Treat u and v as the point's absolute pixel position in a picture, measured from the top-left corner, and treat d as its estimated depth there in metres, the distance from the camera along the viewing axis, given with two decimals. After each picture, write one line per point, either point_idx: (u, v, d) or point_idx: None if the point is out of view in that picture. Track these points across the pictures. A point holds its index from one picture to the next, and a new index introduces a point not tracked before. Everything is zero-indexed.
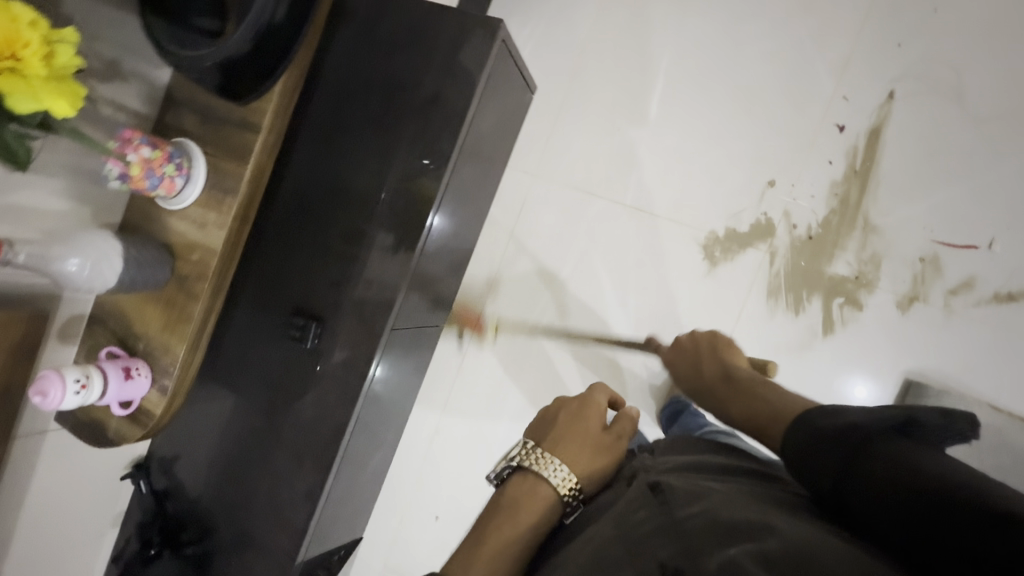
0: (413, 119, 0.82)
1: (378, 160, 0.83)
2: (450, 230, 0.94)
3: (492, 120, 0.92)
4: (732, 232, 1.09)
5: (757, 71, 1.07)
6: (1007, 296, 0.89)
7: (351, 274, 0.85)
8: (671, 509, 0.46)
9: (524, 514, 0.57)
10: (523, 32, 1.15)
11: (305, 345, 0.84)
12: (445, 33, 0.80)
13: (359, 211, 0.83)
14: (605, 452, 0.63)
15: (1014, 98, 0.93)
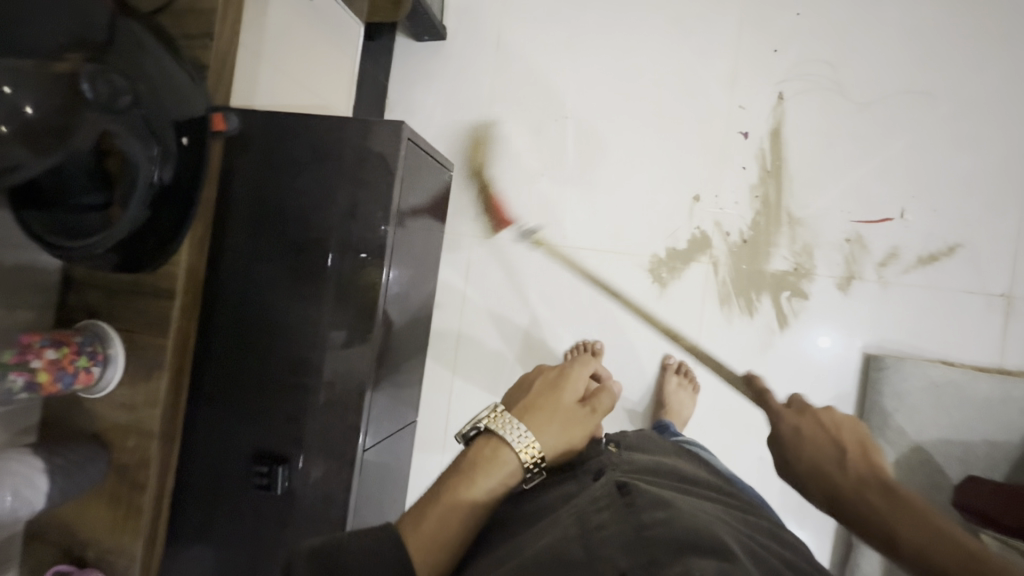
0: (336, 230, 0.74)
1: (314, 263, 0.74)
2: (406, 316, 0.85)
3: (423, 200, 0.85)
4: (673, 251, 1.08)
5: (656, 94, 1.10)
6: (930, 258, 0.97)
7: (308, 401, 0.74)
8: (637, 517, 0.43)
9: (480, 481, 0.49)
10: (428, 104, 1.21)
11: (275, 492, 0.73)
12: (352, 138, 0.74)
13: (303, 320, 0.74)
14: (576, 418, 0.56)
15: (889, 78, 1.00)
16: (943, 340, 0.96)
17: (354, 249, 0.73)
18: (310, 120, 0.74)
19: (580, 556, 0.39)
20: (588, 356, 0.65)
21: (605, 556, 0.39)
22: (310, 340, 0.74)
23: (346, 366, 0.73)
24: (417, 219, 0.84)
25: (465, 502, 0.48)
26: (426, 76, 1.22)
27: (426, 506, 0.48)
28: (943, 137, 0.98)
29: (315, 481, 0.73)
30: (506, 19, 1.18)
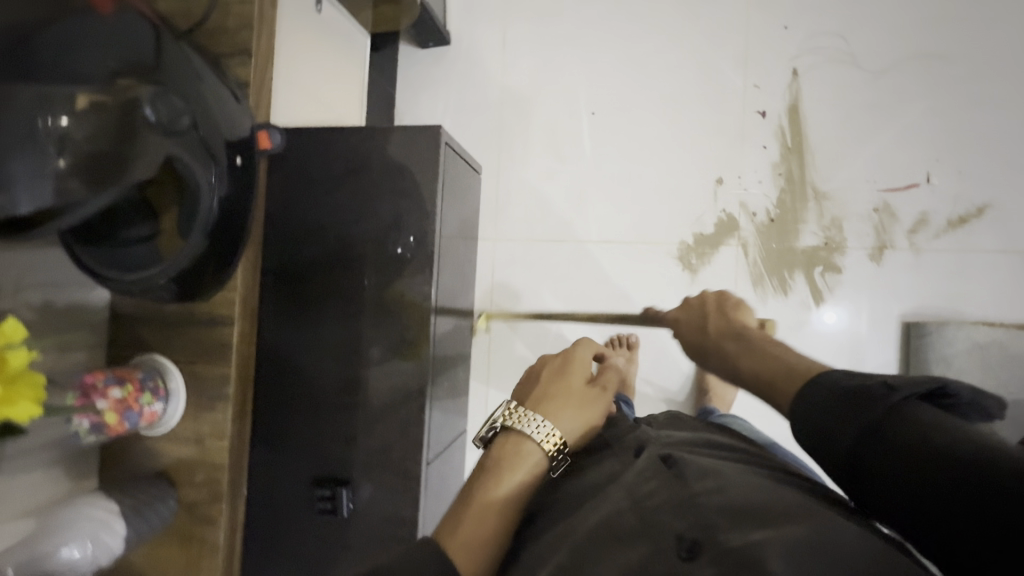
0: (376, 239, 0.79)
1: (363, 279, 0.80)
2: (449, 323, 0.89)
3: (456, 211, 0.89)
4: (701, 236, 1.07)
5: (668, 80, 1.09)
6: (959, 220, 0.97)
7: (364, 409, 0.79)
8: (682, 486, 0.46)
9: (512, 476, 0.52)
10: (437, 111, 1.20)
11: (340, 516, 0.78)
12: (378, 152, 0.79)
13: (356, 334, 0.80)
14: (588, 399, 0.60)
15: (902, 45, 1.00)
16: (982, 301, 0.96)
17: (401, 264, 0.79)
18: (347, 148, 0.80)
19: (634, 523, 0.44)
20: (586, 338, 0.68)
21: (657, 522, 0.43)
22: (362, 356, 0.80)
23: (398, 379, 0.79)
24: (455, 226, 0.89)
25: (500, 498, 0.50)
26: (434, 81, 1.21)
27: (465, 505, 0.50)
28: (961, 99, 0.98)
29: (365, 500, 0.78)
30: (510, 17, 1.17)
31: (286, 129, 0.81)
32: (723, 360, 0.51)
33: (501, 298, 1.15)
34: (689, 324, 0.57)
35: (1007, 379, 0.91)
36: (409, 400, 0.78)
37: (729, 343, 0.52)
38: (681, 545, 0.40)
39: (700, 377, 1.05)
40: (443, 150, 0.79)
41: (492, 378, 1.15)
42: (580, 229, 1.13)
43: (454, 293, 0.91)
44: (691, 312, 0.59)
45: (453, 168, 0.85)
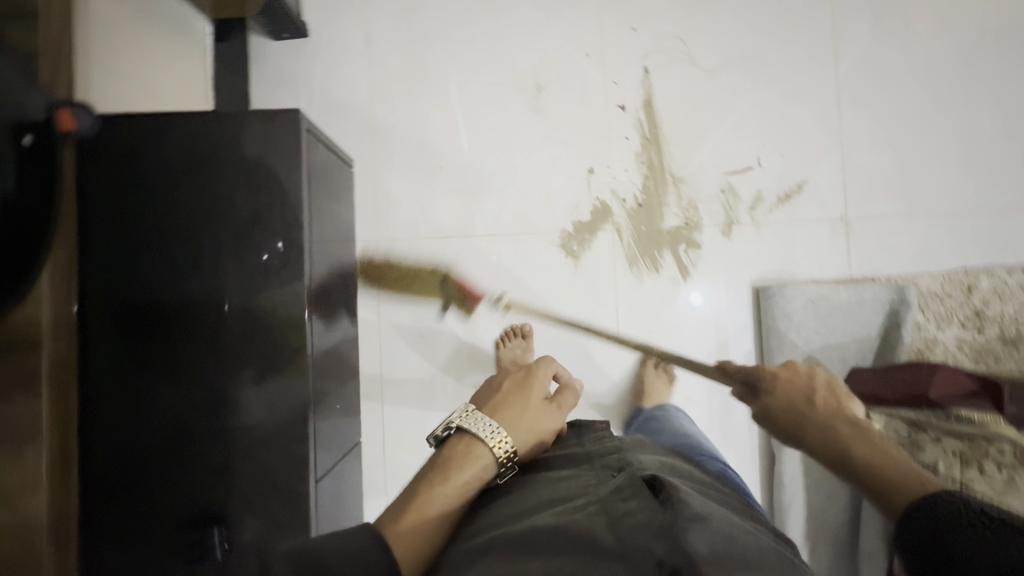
0: (233, 243, 0.70)
1: (217, 287, 0.70)
2: (331, 333, 0.81)
3: (329, 212, 0.83)
4: (579, 224, 1.13)
5: (535, 76, 1.13)
6: (786, 195, 1.13)
7: (234, 435, 0.70)
8: (673, 515, 0.53)
9: (460, 472, 0.63)
10: (301, 106, 1.12)
11: (215, 559, 0.69)
12: (225, 142, 0.70)
13: (218, 354, 0.70)
14: (542, 410, 0.72)
15: (730, 47, 1.14)
16: (810, 264, 1.12)
17: (265, 273, 0.70)
18: (189, 141, 0.70)
19: (614, 543, 0.50)
20: (552, 358, 0.81)
21: (639, 542, 0.49)
22: (228, 380, 0.70)
23: (272, 402, 0.70)
24: (327, 224, 0.81)
25: (445, 492, 0.61)
26: (295, 78, 1.12)
27: (413, 492, 0.61)
28: (778, 93, 1.14)
29: (249, 542, 0.70)
30: (372, 11, 1.13)
31: (102, 117, 0.70)
32: (845, 445, 0.68)
33: (390, 305, 1.11)
34: (840, 420, 0.73)
35: (834, 327, 1.07)
36: (289, 424, 0.70)
37: (865, 446, 0.68)
38: (660, 567, 0.46)
39: (639, 382, 1.12)
40: (304, 147, 0.72)
41: (389, 384, 1.10)
42: (464, 225, 1.12)
43: (331, 299, 0.83)
44: (823, 406, 0.77)
45: (317, 166, 0.78)
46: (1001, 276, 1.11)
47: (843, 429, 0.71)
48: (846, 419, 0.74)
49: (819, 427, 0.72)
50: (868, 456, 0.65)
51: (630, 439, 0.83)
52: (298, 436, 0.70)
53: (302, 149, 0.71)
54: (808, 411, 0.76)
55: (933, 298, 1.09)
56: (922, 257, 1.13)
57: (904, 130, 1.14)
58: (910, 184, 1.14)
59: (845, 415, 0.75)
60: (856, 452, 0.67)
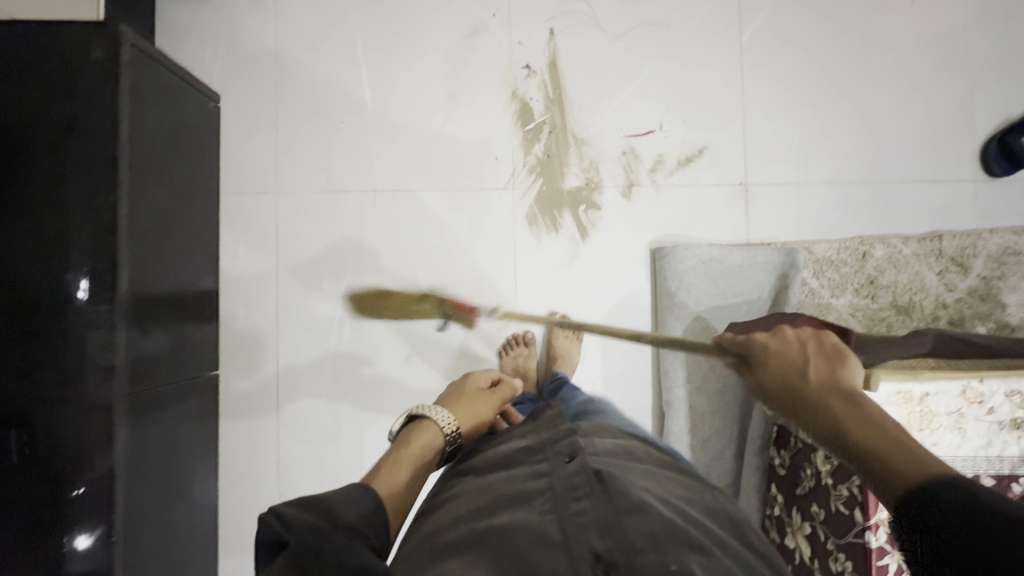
0: (46, 154, 0.67)
1: (29, 192, 0.66)
2: (168, 262, 0.77)
3: (175, 140, 0.79)
4: (480, 181, 1.13)
5: (441, 34, 1.14)
6: (687, 159, 1.14)
7: (41, 343, 0.67)
8: (617, 510, 0.54)
9: (419, 440, 0.73)
10: (205, 55, 1.12)
11: (14, 460, 0.66)
12: (40, 47, 0.66)
13: (30, 269, 0.67)
14: (480, 402, 0.85)
15: (635, 12, 1.15)
16: (706, 227, 1.13)
17: (81, 188, 0.67)
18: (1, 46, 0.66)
19: (562, 537, 0.51)
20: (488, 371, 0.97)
21: (582, 539, 0.51)
22: (44, 297, 0.67)
23: (96, 325, 0.67)
24: (171, 157, 0.78)
25: (410, 454, 0.70)
26: (202, 29, 1.13)
27: (386, 461, 0.69)
28: (681, 58, 1.15)
29: (97, 477, 0.67)
30: None
31: None
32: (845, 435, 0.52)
33: (289, 258, 1.12)
34: (790, 369, 0.61)
35: (725, 288, 1.09)
36: (110, 349, 0.67)
37: (834, 395, 0.56)
38: (597, 562, 0.48)
39: (550, 347, 1.11)
40: (126, 60, 0.67)
41: (284, 334, 1.11)
42: (366, 181, 1.13)
43: (181, 233, 0.81)
44: (789, 354, 0.63)
45: (154, 87, 0.73)
46: (897, 245, 1.13)
47: (798, 380, 0.60)
48: (773, 348, 0.65)
49: (782, 374, 0.62)
50: (876, 440, 0.50)
51: (585, 424, 0.77)
52: (114, 362, 0.67)
53: (121, 60, 0.67)
54: (767, 353, 0.65)
55: (827, 264, 1.12)
56: (823, 225, 1.14)
57: (805, 100, 1.16)
58: (815, 151, 1.15)
59: (823, 361, 0.60)
60: (855, 433, 0.51)
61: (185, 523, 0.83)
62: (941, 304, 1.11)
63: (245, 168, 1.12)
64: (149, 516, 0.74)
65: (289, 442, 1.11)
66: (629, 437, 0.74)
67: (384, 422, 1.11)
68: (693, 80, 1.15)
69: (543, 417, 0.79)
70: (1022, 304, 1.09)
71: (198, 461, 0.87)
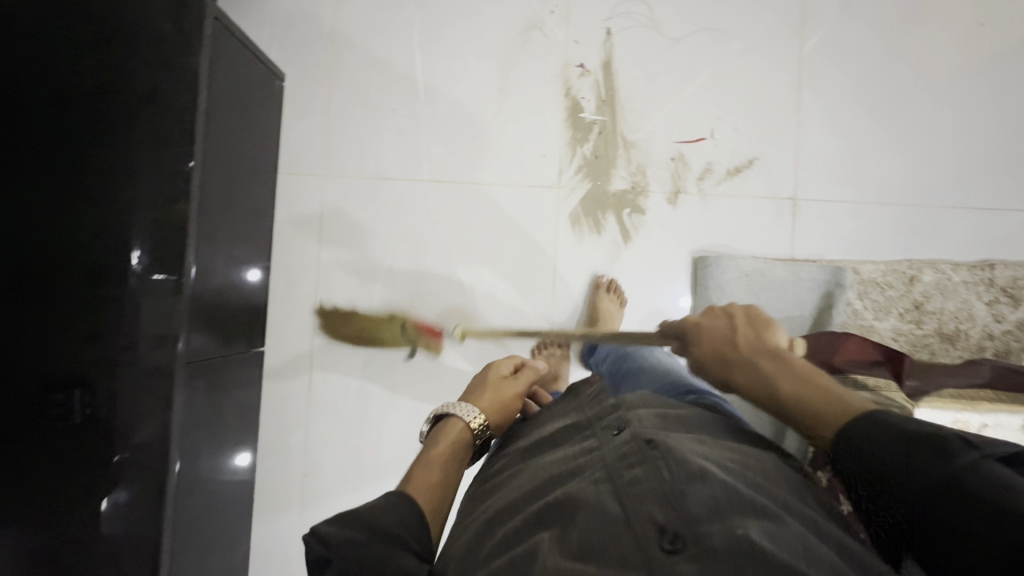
0: (124, 123, 0.68)
1: (106, 161, 0.68)
2: (225, 235, 0.78)
3: (242, 115, 0.79)
4: (527, 178, 1.13)
5: (497, 27, 1.14)
6: (736, 169, 1.13)
7: (106, 309, 0.68)
8: (672, 477, 0.50)
9: (447, 439, 0.67)
10: (264, 34, 1.13)
11: (75, 421, 0.68)
12: (124, 16, 0.67)
13: (102, 235, 0.68)
14: (507, 388, 0.77)
15: (695, 17, 1.14)
16: (751, 239, 1.12)
17: (153, 157, 0.68)
18: (87, 16, 0.67)
19: (619, 510, 0.48)
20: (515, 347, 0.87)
21: (640, 511, 0.47)
22: (109, 264, 0.68)
23: (155, 293, 0.68)
24: (238, 128, 0.78)
25: (441, 455, 0.65)
26: (263, 7, 1.14)
27: (416, 464, 0.64)
28: (737, 66, 1.13)
29: (144, 440, 0.68)
30: None
31: None
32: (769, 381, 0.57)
33: (331, 240, 1.12)
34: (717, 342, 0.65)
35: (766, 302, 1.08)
36: (169, 317, 0.68)
37: (763, 356, 0.60)
38: (663, 535, 0.45)
39: (592, 307, 1.10)
40: (207, 34, 0.68)
41: (321, 315, 1.12)
42: (412, 169, 1.13)
43: (238, 207, 0.81)
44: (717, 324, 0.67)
45: (228, 62, 0.74)
46: (946, 271, 1.11)
47: (728, 349, 0.63)
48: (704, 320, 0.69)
49: (713, 351, 0.65)
50: (795, 389, 0.55)
51: (631, 396, 0.70)
52: (172, 329, 0.68)
53: (203, 34, 0.67)
54: (695, 327, 0.69)
55: (873, 286, 1.10)
56: (870, 246, 1.12)
57: (862, 117, 1.13)
58: (869, 171, 1.13)
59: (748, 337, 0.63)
60: (783, 389, 0.56)
61: (222, 492, 0.84)
62: (986, 334, 1.09)
63: (295, 148, 1.13)
64: (187, 485, 0.74)
65: (318, 423, 1.11)
66: (686, 406, 0.66)
67: (413, 411, 1.11)
68: (748, 90, 1.13)
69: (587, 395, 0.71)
70: None
71: (237, 431, 0.87)
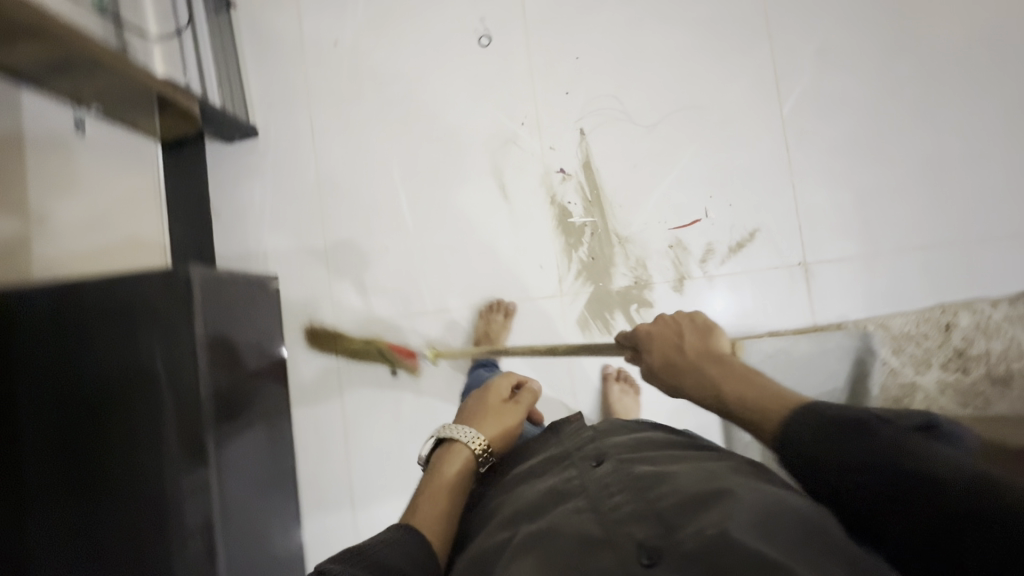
0: (140, 388, 0.77)
1: (131, 429, 0.77)
2: (238, 408, 0.86)
3: (241, 321, 0.89)
4: (528, 291, 1.13)
5: (473, 149, 1.16)
6: (738, 244, 1.10)
7: (151, 557, 0.76)
8: (648, 499, 0.51)
9: (451, 464, 0.74)
10: (255, 201, 1.18)
11: None
12: (121, 301, 0.78)
13: (138, 496, 0.76)
14: (506, 411, 0.84)
15: (666, 100, 1.13)
16: (768, 313, 1.08)
17: (169, 405, 0.77)
18: (97, 299, 0.78)
19: (600, 532, 0.49)
20: (514, 370, 0.96)
21: (621, 533, 0.49)
22: (150, 506, 0.76)
23: (192, 509, 0.76)
24: (241, 341, 0.88)
25: (443, 487, 0.70)
26: (252, 175, 1.19)
27: (416, 503, 0.69)
28: (718, 140, 1.11)
29: None
30: (317, 104, 1.18)
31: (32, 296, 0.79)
32: (757, 401, 0.58)
33: (352, 387, 1.14)
34: (671, 346, 0.69)
35: (793, 380, 1.04)
36: (206, 525, 0.76)
37: (726, 377, 0.62)
38: (641, 551, 0.46)
39: (606, 401, 1.09)
40: (196, 293, 0.78)
41: (355, 464, 1.12)
42: (414, 304, 1.14)
43: (255, 403, 0.92)
44: (669, 336, 0.71)
45: (220, 298, 0.84)
46: (985, 311, 1.04)
47: (696, 362, 0.66)
48: (688, 343, 0.68)
49: (699, 383, 0.64)
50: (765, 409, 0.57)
51: (603, 424, 0.74)
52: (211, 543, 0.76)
53: (193, 296, 0.78)
54: (654, 338, 0.71)
55: (907, 340, 1.04)
56: (897, 297, 1.06)
57: (859, 164, 1.09)
58: (878, 219, 1.08)
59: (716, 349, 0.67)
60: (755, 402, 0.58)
61: None
62: None
63: (301, 304, 1.16)
64: None
65: None
66: (652, 430, 0.71)
67: None
68: (734, 161, 1.11)
69: (567, 429, 0.74)
70: None
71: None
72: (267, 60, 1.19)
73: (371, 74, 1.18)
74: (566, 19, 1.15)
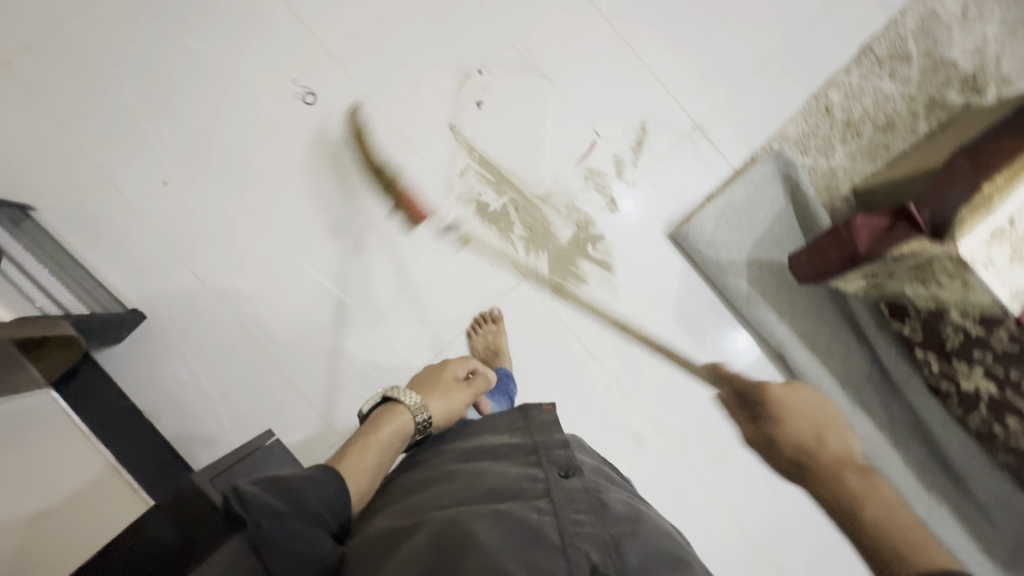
0: None
1: None
2: None
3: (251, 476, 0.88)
4: (496, 292, 1.12)
5: (365, 201, 1.10)
6: (638, 143, 1.14)
7: None
8: (612, 533, 0.55)
9: (389, 423, 0.72)
10: (187, 377, 1.06)
11: None
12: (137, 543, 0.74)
13: None
14: (455, 390, 0.82)
15: (504, 58, 1.13)
16: (694, 184, 1.15)
17: None
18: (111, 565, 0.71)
19: (557, 538, 0.53)
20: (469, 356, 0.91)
21: (576, 545, 0.53)
22: None
23: None
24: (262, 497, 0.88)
25: (378, 441, 0.68)
26: (166, 356, 1.06)
27: (348, 448, 0.67)
28: (568, 66, 1.14)
29: None
30: (186, 251, 1.07)
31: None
32: (849, 495, 0.57)
33: None
34: (807, 429, 0.65)
35: (746, 224, 1.13)
36: None
37: (851, 471, 0.59)
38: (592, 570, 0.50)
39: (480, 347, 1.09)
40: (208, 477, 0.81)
41: None
42: (404, 369, 1.09)
43: None
44: (808, 409, 0.68)
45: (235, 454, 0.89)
46: (846, 80, 1.17)
47: (813, 440, 0.64)
48: (794, 402, 0.69)
49: (796, 446, 0.64)
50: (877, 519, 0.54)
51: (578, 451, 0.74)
52: None
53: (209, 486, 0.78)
54: (784, 406, 0.68)
55: (806, 139, 1.15)
56: (779, 110, 1.17)
57: (686, 21, 1.17)
58: (728, 56, 1.17)
59: (842, 435, 0.64)
60: (866, 508, 0.55)
61: None
62: (909, 99, 1.16)
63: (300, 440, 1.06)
64: None
65: None
66: (616, 472, 0.77)
67: None
68: (592, 77, 1.15)
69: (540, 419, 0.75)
70: (966, 51, 1.16)
71: None
72: (108, 240, 1.05)
73: (221, 193, 1.08)
74: (371, 37, 1.11)
